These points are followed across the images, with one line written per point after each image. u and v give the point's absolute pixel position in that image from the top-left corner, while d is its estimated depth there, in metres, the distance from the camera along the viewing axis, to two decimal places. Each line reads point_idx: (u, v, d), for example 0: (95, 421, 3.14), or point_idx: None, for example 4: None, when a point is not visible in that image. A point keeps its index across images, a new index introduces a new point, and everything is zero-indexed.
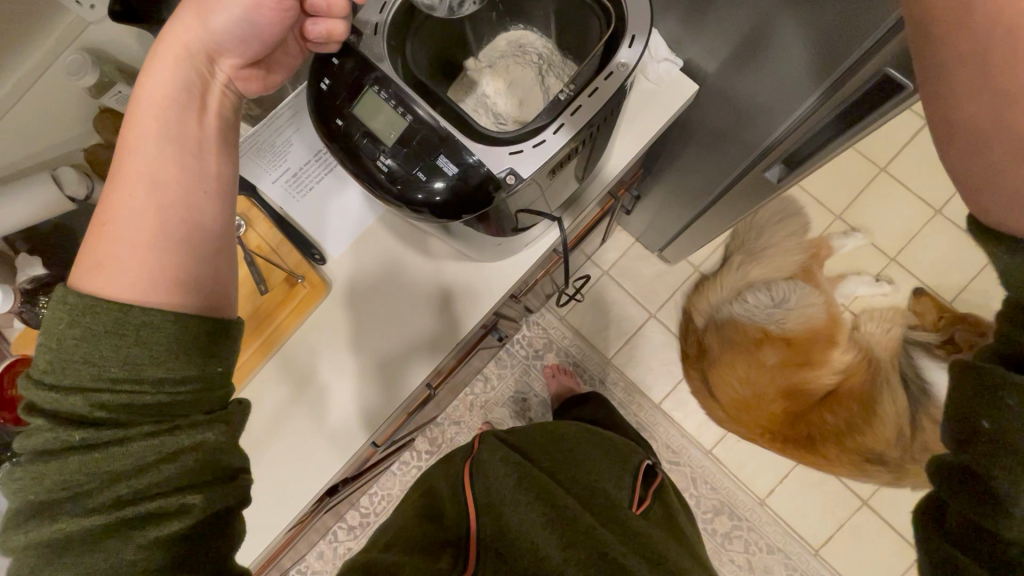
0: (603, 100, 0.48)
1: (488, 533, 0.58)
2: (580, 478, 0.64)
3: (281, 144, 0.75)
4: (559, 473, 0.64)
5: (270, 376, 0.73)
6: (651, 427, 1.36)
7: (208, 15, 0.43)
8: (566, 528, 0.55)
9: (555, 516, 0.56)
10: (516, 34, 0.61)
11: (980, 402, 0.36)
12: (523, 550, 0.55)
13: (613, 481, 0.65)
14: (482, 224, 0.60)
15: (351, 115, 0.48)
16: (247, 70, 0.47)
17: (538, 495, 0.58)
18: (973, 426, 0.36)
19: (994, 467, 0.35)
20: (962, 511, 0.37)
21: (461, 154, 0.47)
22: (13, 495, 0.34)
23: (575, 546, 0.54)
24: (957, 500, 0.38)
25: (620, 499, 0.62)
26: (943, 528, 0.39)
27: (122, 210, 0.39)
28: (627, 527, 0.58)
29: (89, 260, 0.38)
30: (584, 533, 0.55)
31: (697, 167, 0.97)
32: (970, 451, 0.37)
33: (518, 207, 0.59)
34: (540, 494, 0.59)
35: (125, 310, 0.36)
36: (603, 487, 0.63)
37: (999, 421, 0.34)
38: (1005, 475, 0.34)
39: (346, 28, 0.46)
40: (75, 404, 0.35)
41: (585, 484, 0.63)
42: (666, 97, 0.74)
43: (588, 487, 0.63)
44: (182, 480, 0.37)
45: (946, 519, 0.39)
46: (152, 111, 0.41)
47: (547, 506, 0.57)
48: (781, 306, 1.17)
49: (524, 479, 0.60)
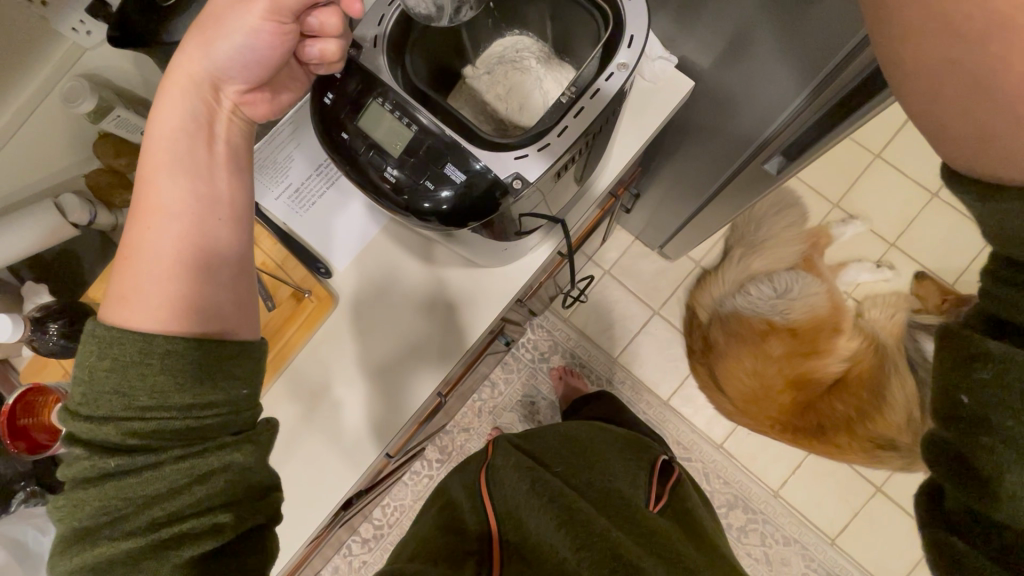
0: (604, 102, 0.48)
1: (511, 538, 0.57)
2: (593, 478, 0.63)
3: (282, 160, 0.76)
4: (574, 475, 0.63)
5: (286, 392, 0.74)
6: (661, 423, 1.36)
7: (209, 44, 0.42)
8: (578, 529, 0.53)
9: (567, 517, 0.55)
10: (511, 39, 0.62)
11: (959, 375, 0.35)
12: (544, 555, 0.53)
13: (627, 481, 0.63)
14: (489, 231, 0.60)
15: (356, 129, 0.47)
16: (253, 94, 0.47)
17: (550, 497, 0.57)
18: (954, 403, 0.35)
19: (975, 451, 0.33)
20: (959, 497, 0.35)
21: (468, 162, 0.47)
22: (60, 521, 0.34)
23: (589, 545, 0.52)
24: (951, 484, 0.35)
25: (635, 498, 0.61)
26: (941, 514, 0.37)
27: (143, 243, 0.39)
28: (648, 529, 0.56)
29: (114, 293, 0.38)
30: (599, 534, 0.53)
31: (695, 162, 0.97)
32: (951, 429, 0.36)
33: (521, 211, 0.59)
34: (552, 496, 0.57)
35: (149, 339, 0.36)
36: (617, 487, 0.62)
37: (976, 394, 0.33)
38: (988, 451, 0.33)
39: (339, 49, 0.46)
40: (107, 434, 0.35)
41: (600, 486, 0.62)
42: (663, 96, 0.75)
43: (601, 487, 0.61)
44: (212, 500, 0.36)
45: (943, 499, 0.37)
46: (165, 144, 0.41)
47: (558, 509, 0.56)
48: (784, 297, 1.18)
49: (536, 483, 0.59)
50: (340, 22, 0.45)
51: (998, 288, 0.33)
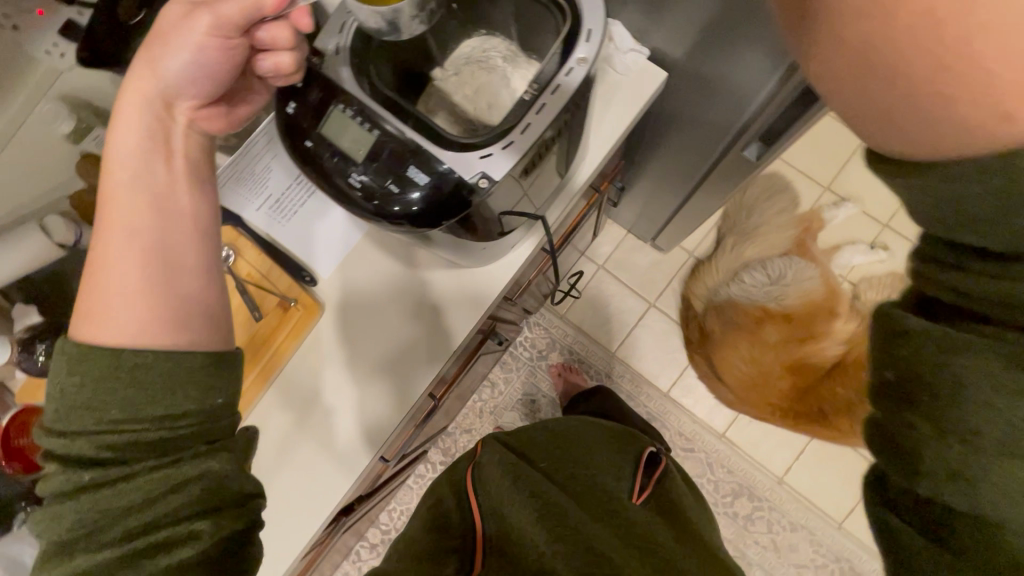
0: (566, 97, 0.48)
1: (492, 533, 0.58)
2: (577, 472, 0.63)
3: (260, 171, 0.77)
4: (558, 470, 0.64)
5: (276, 401, 0.74)
6: (662, 416, 1.36)
7: (159, 63, 0.43)
8: (554, 523, 0.54)
9: (545, 512, 0.55)
10: (479, 40, 0.62)
11: None
12: (522, 553, 0.54)
13: (610, 474, 0.64)
14: (473, 232, 0.62)
15: (320, 137, 0.48)
16: (206, 110, 0.47)
17: (530, 493, 0.58)
18: None
19: None
20: None
21: (432, 164, 0.47)
22: (40, 535, 0.35)
23: (563, 539, 0.53)
24: None
25: (617, 491, 0.61)
26: None
27: (105, 261, 0.39)
28: (626, 521, 0.57)
29: (82, 312, 0.39)
30: (572, 527, 0.54)
31: (678, 152, 0.97)
32: None
33: (499, 209, 0.59)
34: (532, 491, 0.58)
35: (117, 353, 0.37)
36: (599, 481, 0.62)
37: (901, 370, 0.30)
38: None
39: (294, 61, 0.45)
40: (81, 448, 0.35)
41: (581, 480, 0.62)
42: (637, 88, 0.75)
43: (584, 481, 0.62)
44: (189, 509, 0.36)
45: None
46: (124, 162, 0.42)
47: (536, 504, 0.57)
48: (778, 283, 1.21)
49: (518, 478, 0.60)
50: (292, 36, 0.45)
51: (928, 264, 0.30)
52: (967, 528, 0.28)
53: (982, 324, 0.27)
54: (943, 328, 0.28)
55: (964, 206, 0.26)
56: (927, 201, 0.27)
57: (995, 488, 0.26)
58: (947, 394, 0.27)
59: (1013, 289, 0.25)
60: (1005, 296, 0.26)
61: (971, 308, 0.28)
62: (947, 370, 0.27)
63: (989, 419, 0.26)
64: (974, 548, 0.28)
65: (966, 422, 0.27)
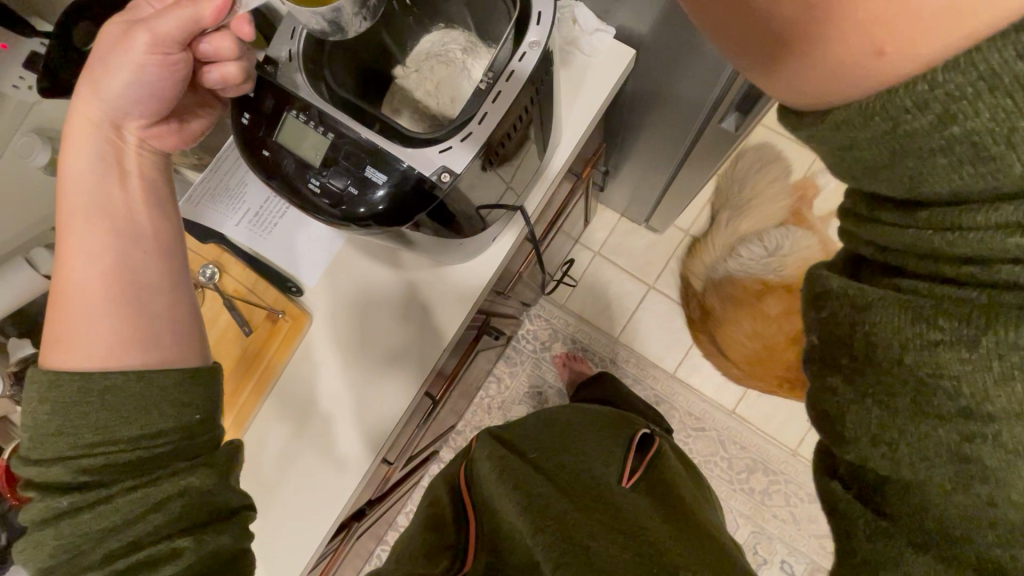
0: (521, 83, 0.47)
1: (484, 527, 0.60)
2: (565, 461, 0.63)
3: (235, 186, 0.77)
4: (546, 459, 0.64)
5: (272, 413, 0.75)
6: (670, 397, 1.35)
7: (101, 86, 0.43)
8: (536, 512, 0.55)
9: (528, 503, 0.56)
10: (439, 34, 0.61)
11: None
12: (513, 542, 0.56)
13: (598, 459, 0.64)
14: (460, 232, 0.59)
15: (277, 145, 0.47)
16: (156, 127, 0.47)
17: (514, 485, 0.58)
18: None
19: None
20: None
21: (391, 163, 0.47)
22: (24, 563, 0.36)
23: (544, 529, 0.53)
24: None
25: (604, 477, 0.62)
26: None
27: (68, 286, 0.40)
28: (607, 507, 0.58)
29: (50, 339, 0.39)
30: (554, 518, 0.54)
31: (659, 130, 0.96)
32: None
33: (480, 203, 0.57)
34: (517, 484, 0.58)
35: (85, 377, 0.37)
36: (586, 468, 0.63)
37: (827, 333, 0.31)
38: None
39: (240, 70, 0.45)
40: (57, 474, 0.36)
41: (570, 469, 0.62)
42: (605, 67, 0.74)
43: (572, 470, 0.62)
44: (171, 526, 0.37)
45: None
46: (78, 189, 0.42)
47: (519, 496, 0.57)
48: (776, 255, 1.21)
49: (504, 472, 0.60)
50: (235, 45, 0.44)
51: (854, 223, 0.30)
52: (890, 486, 0.29)
53: (898, 279, 0.28)
54: (855, 287, 0.29)
55: (862, 157, 0.26)
56: (846, 156, 0.27)
57: (906, 447, 0.27)
58: (861, 354, 0.29)
59: (923, 241, 0.26)
60: (911, 249, 0.27)
61: (893, 262, 0.28)
62: (859, 333, 0.28)
63: (897, 377, 0.27)
64: (899, 509, 0.28)
65: (874, 382, 0.28)
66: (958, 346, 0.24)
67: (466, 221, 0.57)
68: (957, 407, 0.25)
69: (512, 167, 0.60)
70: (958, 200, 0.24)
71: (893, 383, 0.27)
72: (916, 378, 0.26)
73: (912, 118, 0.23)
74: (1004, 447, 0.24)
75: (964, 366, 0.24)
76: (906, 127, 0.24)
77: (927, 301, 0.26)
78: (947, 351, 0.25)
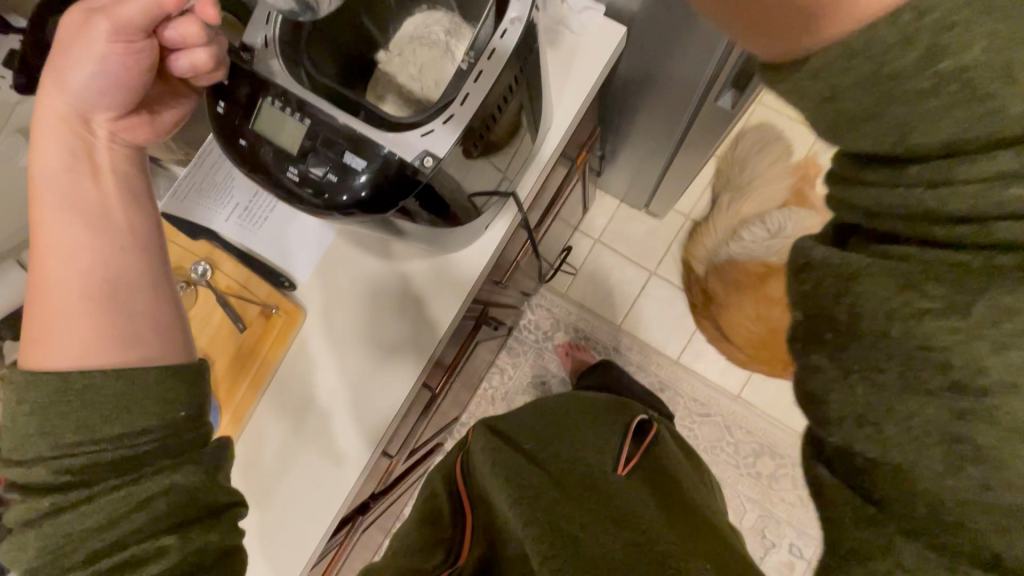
0: (503, 61, 0.46)
1: (482, 518, 0.60)
2: (560, 451, 0.62)
3: (222, 180, 0.76)
4: (541, 449, 0.63)
5: (268, 410, 0.74)
6: (675, 383, 1.34)
7: (67, 78, 0.42)
8: (529, 505, 0.54)
9: (519, 495, 0.55)
10: (422, 16, 0.59)
11: None
12: (507, 535, 0.56)
13: (594, 448, 0.63)
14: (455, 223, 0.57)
15: (254, 134, 0.46)
16: (128, 120, 0.45)
17: (507, 478, 0.57)
18: None
19: None
20: None
21: (371, 149, 0.45)
22: (9, 564, 0.35)
23: (535, 520, 0.52)
24: None
25: (600, 466, 0.60)
26: None
27: (44, 284, 0.39)
28: (602, 496, 0.57)
29: (27, 338, 0.39)
30: (544, 508, 0.54)
31: (655, 112, 0.93)
32: None
33: (473, 189, 0.56)
34: (510, 476, 0.57)
35: (63, 376, 0.36)
36: (583, 457, 0.61)
37: (808, 308, 0.31)
38: None
39: (209, 56, 0.43)
40: (38, 475, 0.35)
41: (565, 458, 0.61)
42: (595, 45, 0.72)
43: (568, 459, 0.61)
44: (156, 525, 0.36)
45: None
46: (50, 184, 0.41)
47: (512, 488, 0.56)
48: (779, 237, 1.19)
49: (498, 464, 0.59)
50: (201, 31, 0.42)
51: (838, 187, 0.31)
52: (877, 470, 0.27)
53: (884, 246, 0.28)
54: (839, 257, 0.29)
55: None
56: None
57: (895, 427, 0.26)
58: (846, 328, 0.28)
59: (912, 202, 0.26)
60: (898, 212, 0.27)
61: (877, 230, 0.29)
62: (844, 302, 0.28)
63: (879, 341, 0.27)
64: (886, 492, 0.27)
65: (860, 353, 0.28)
66: (944, 315, 0.25)
67: (459, 210, 0.55)
68: (951, 379, 0.25)
69: (504, 155, 0.59)
70: (946, 153, 0.25)
71: (880, 358, 0.27)
72: (901, 350, 0.26)
73: (900, 59, 0.26)
74: (989, 419, 0.24)
75: (953, 334, 0.24)
76: (897, 72, 0.25)
77: (915, 267, 0.26)
78: (927, 310, 0.25)
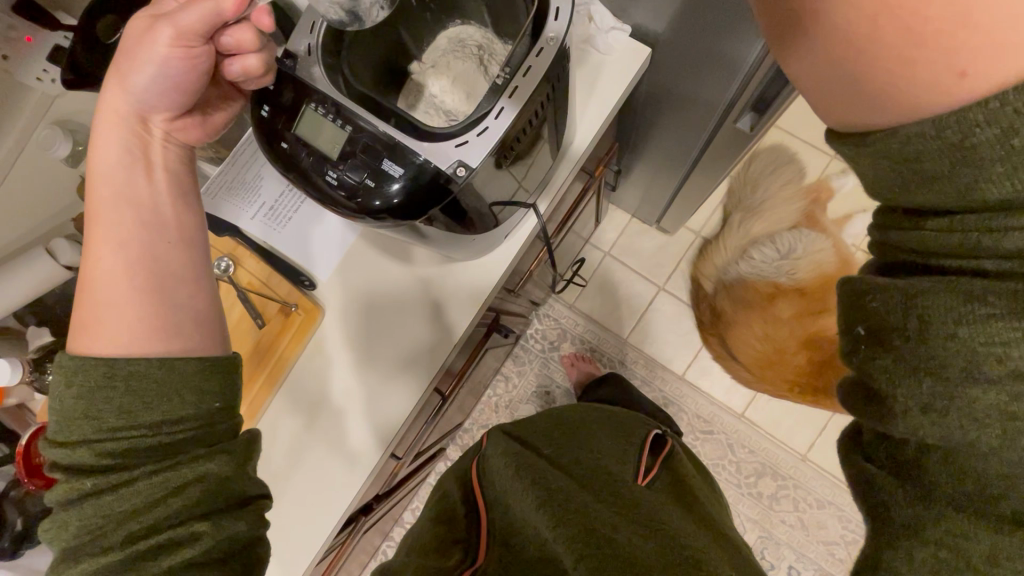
0: (536, 79, 0.48)
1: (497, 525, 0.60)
2: (582, 458, 0.63)
3: (251, 180, 0.78)
4: (562, 455, 0.64)
5: (282, 407, 0.75)
6: (678, 399, 1.35)
7: (127, 80, 0.44)
8: (557, 508, 0.55)
9: (546, 498, 0.56)
10: (455, 31, 0.61)
11: None
12: (530, 537, 0.56)
13: (614, 457, 0.64)
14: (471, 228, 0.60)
15: (295, 138, 0.48)
16: (181, 120, 0.47)
17: (532, 480, 0.58)
18: None
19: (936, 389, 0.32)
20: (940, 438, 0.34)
21: (408, 156, 0.47)
22: (50, 542, 0.36)
23: (563, 520, 0.54)
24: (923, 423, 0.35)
25: (621, 474, 0.62)
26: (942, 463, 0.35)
27: (96, 274, 0.41)
28: (627, 502, 0.58)
29: (79, 325, 0.40)
30: (575, 510, 0.55)
31: (673, 131, 0.95)
32: None
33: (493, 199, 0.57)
34: (535, 479, 0.58)
35: (111, 362, 0.38)
36: (605, 465, 0.63)
37: (873, 324, 0.32)
38: None
39: (260, 62, 0.46)
40: (82, 457, 0.36)
41: (586, 464, 0.62)
42: (620, 64, 0.74)
43: (590, 465, 0.62)
44: (190, 510, 0.37)
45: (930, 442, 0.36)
46: (106, 179, 0.43)
47: (540, 490, 0.57)
48: (789, 257, 1.19)
49: (522, 469, 0.60)
50: (255, 37, 0.46)
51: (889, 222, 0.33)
52: None
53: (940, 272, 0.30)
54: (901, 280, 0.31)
55: None
56: None
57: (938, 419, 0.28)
58: (915, 336, 0.30)
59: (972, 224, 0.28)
60: (956, 246, 0.29)
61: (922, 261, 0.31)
62: (913, 316, 0.30)
63: (951, 357, 0.28)
64: None
65: (927, 358, 0.29)
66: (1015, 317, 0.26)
67: (478, 217, 0.57)
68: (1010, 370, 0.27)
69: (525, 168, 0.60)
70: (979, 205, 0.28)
71: (944, 361, 0.28)
72: (970, 350, 0.27)
73: None
74: None
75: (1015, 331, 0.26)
76: None
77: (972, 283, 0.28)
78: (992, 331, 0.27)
